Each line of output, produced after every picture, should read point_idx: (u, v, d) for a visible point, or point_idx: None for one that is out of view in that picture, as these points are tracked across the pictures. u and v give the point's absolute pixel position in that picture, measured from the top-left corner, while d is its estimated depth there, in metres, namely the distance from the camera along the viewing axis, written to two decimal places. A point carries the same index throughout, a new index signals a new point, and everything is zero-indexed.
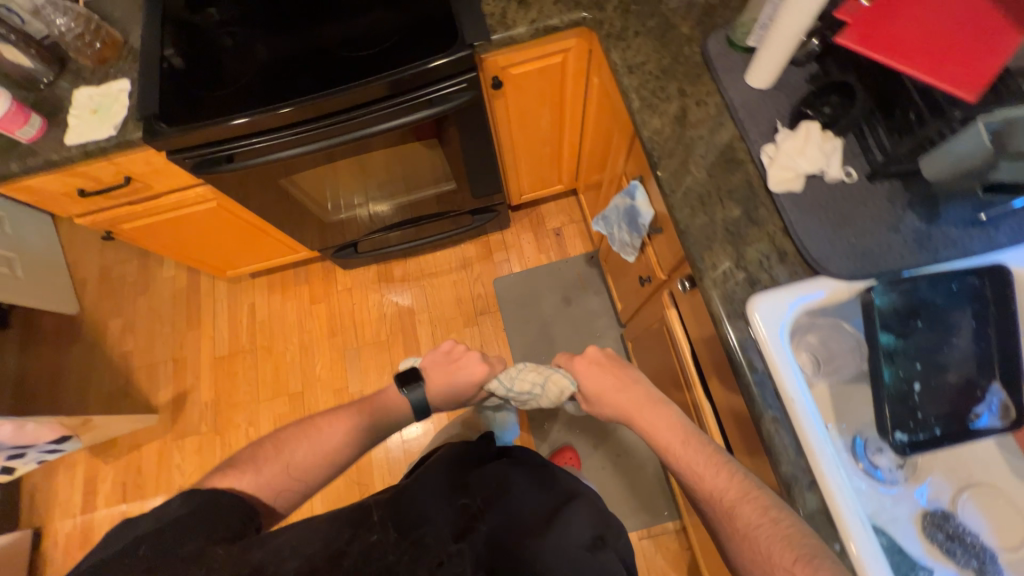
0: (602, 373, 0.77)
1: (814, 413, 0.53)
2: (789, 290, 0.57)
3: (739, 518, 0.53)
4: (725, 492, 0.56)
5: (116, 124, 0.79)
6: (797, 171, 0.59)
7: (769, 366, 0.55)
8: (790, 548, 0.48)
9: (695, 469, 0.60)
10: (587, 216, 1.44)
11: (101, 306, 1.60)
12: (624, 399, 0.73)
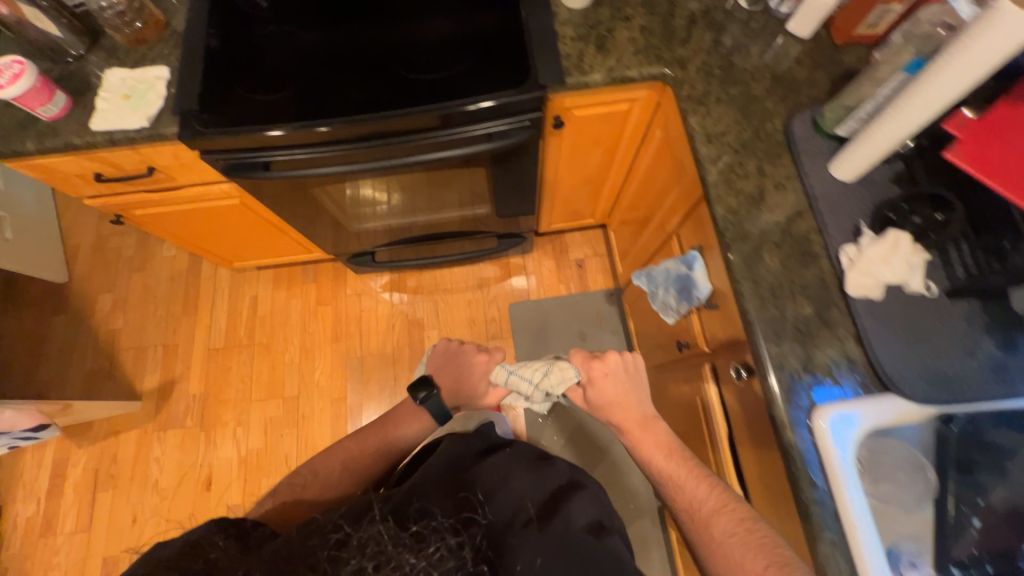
0: (614, 381, 0.73)
1: (874, 542, 0.51)
2: (858, 405, 0.54)
3: (716, 527, 0.57)
4: (706, 509, 0.59)
5: (150, 116, 0.73)
6: (877, 279, 0.58)
7: (832, 485, 0.53)
8: (761, 556, 0.53)
9: (677, 480, 0.63)
10: (614, 252, 1.41)
11: (92, 277, 1.51)
12: (622, 413, 0.71)
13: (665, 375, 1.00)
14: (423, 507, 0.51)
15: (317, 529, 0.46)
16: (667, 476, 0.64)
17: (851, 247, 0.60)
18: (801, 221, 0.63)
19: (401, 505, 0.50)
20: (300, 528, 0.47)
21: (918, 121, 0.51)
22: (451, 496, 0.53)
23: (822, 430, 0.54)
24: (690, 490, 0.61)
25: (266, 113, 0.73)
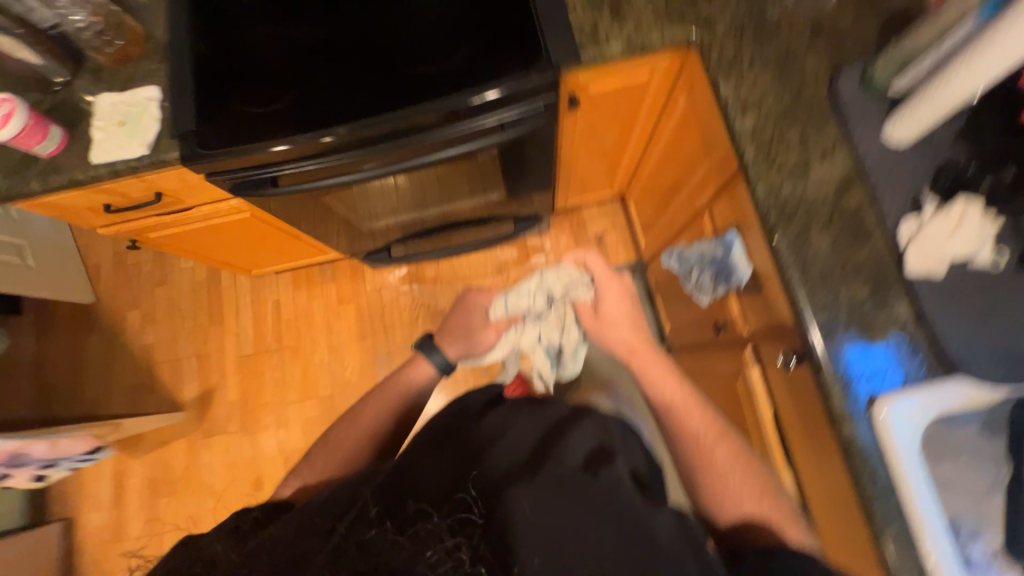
0: (615, 298, 0.80)
1: (942, 531, 0.50)
2: (924, 393, 0.52)
3: (715, 455, 0.63)
4: (705, 439, 0.65)
5: (149, 143, 0.70)
6: (943, 255, 0.54)
7: (896, 478, 0.51)
8: (753, 480, 0.61)
9: (675, 405, 0.70)
10: (634, 224, 1.35)
11: (117, 295, 1.53)
12: (625, 337, 0.78)
13: (700, 352, 0.97)
14: (420, 483, 0.51)
15: (317, 521, 0.46)
16: (672, 403, 0.70)
17: (908, 221, 0.55)
18: (850, 194, 0.58)
19: (399, 483, 0.51)
20: (305, 518, 0.47)
21: (994, 77, 0.45)
22: (446, 464, 0.54)
23: (884, 423, 0.51)
24: (694, 421, 0.67)
25: (264, 127, 0.69)
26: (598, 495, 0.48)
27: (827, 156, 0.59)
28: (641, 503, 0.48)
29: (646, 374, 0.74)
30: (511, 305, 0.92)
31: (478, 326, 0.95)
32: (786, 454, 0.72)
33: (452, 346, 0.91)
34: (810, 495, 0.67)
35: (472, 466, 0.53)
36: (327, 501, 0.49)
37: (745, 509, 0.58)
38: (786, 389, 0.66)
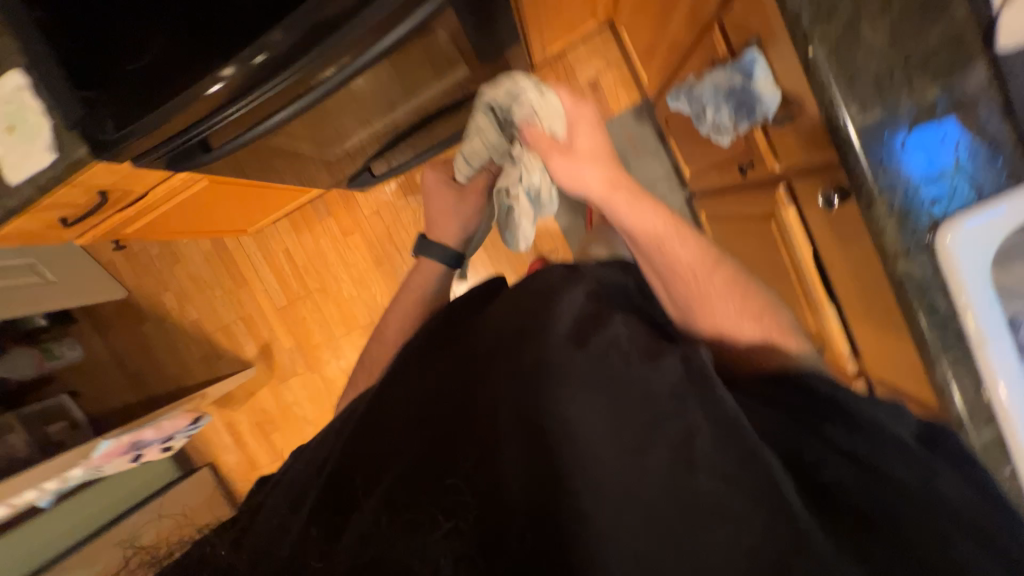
0: (585, 120, 0.58)
1: (1009, 348, 0.47)
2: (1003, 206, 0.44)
3: (705, 283, 0.56)
4: (699, 267, 0.57)
5: (51, 145, 0.61)
6: None
7: (960, 307, 0.47)
8: (745, 304, 0.57)
9: (658, 236, 0.57)
10: (631, 54, 1.12)
11: (144, 283, 1.58)
12: (597, 170, 0.56)
13: (728, 196, 0.88)
14: (385, 415, 0.48)
15: (309, 476, 0.47)
16: (652, 236, 0.56)
17: None
18: None
19: (372, 429, 0.47)
20: (303, 471, 0.49)
21: None
22: (419, 388, 0.49)
23: (949, 253, 0.45)
24: (677, 249, 0.57)
25: (160, 88, 0.57)
26: (595, 376, 0.43)
27: None
28: (630, 365, 0.45)
29: (615, 209, 0.57)
30: (475, 155, 0.65)
31: (455, 195, 0.73)
32: (833, 289, 0.67)
33: (444, 231, 0.75)
34: (859, 324, 0.65)
35: (442, 385, 0.48)
36: (316, 449, 0.51)
37: (750, 334, 0.56)
38: (832, 227, 0.58)
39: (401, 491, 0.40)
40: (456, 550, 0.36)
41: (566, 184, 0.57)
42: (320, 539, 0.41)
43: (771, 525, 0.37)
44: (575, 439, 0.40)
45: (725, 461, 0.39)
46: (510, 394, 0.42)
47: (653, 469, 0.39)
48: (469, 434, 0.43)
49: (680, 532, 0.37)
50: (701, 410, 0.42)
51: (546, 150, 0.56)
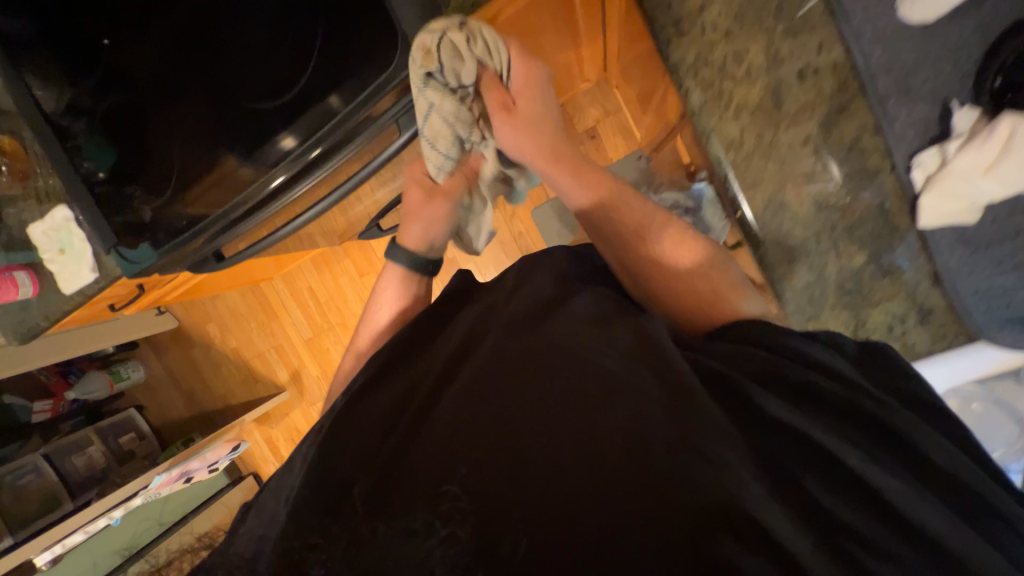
0: (531, 89, 0.69)
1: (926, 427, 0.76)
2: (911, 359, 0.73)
3: (653, 241, 0.63)
4: (651, 227, 0.64)
5: (92, 266, 0.74)
6: (948, 210, 0.71)
7: None
8: (690, 255, 0.62)
9: (614, 201, 0.66)
10: (628, 106, 1.12)
11: (190, 314, 1.76)
12: (543, 141, 0.68)
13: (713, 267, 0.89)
14: (360, 417, 0.51)
15: (287, 484, 0.50)
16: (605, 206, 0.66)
17: (933, 160, 0.71)
18: (845, 121, 0.71)
19: (342, 429, 0.50)
20: (284, 478, 0.51)
21: None
22: (393, 390, 0.53)
23: None
24: (630, 214, 0.65)
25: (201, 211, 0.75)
26: (545, 351, 0.47)
27: (811, 71, 0.70)
28: (590, 347, 0.47)
29: (561, 183, 0.68)
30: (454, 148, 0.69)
31: (428, 202, 0.73)
32: None
33: (410, 239, 0.74)
34: None
35: (420, 374, 0.54)
36: (293, 457, 0.53)
37: (702, 291, 0.60)
38: None
39: (390, 496, 0.43)
40: (453, 553, 0.39)
41: (511, 150, 0.69)
42: (297, 544, 0.43)
43: (719, 482, 0.37)
44: (539, 412, 0.43)
45: (674, 423, 0.40)
46: (480, 388, 0.46)
47: (604, 439, 0.41)
48: (429, 436, 0.46)
49: (628, 492, 0.39)
50: (653, 380, 0.44)
51: (494, 111, 0.68)
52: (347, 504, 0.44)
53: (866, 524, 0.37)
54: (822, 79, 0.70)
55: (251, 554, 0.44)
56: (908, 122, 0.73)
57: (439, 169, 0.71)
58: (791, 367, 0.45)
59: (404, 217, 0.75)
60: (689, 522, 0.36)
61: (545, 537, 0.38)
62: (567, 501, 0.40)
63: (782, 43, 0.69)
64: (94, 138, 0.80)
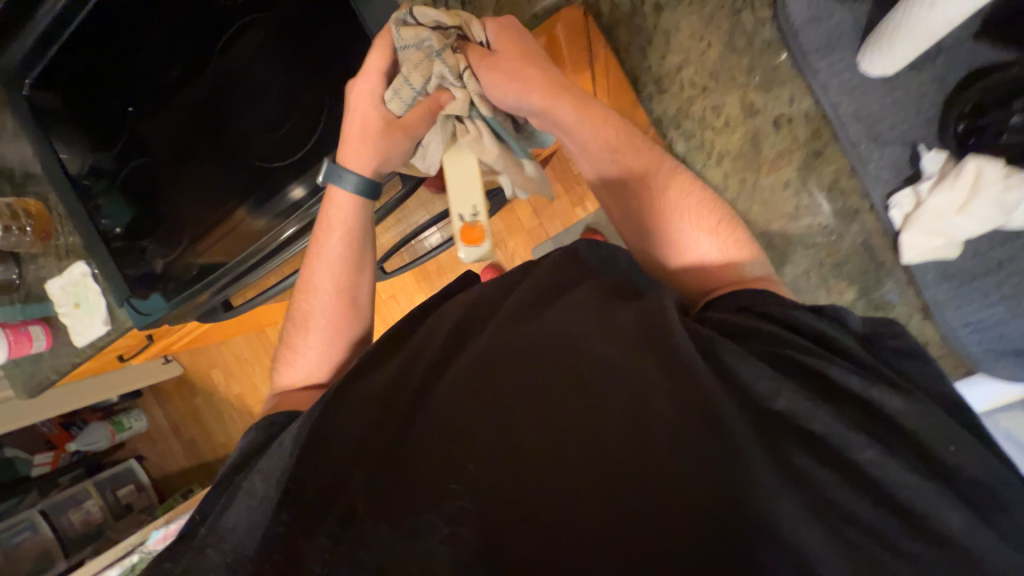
0: (516, 40, 0.67)
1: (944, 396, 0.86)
2: None
3: (678, 198, 0.65)
4: (653, 184, 0.66)
5: (105, 317, 0.76)
6: (928, 247, 0.87)
7: None
8: (718, 217, 0.65)
9: (631, 168, 0.67)
10: None
11: (196, 361, 1.75)
12: (537, 75, 0.65)
13: None
14: (351, 409, 0.51)
15: (273, 484, 0.50)
16: (612, 163, 0.68)
17: (907, 198, 0.89)
18: (815, 164, 0.95)
19: (331, 426, 0.50)
20: (268, 472, 0.51)
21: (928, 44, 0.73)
22: (383, 377, 0.54)
23: None
24: (632, 159, 0.67)
25: (212, 261, 0.80)
26: (548, 348, 0.49)
27: (783, 124, 0.93)
28: (593, 338, 0.49)
29: (565, 122, 0.67)
30: (419, 81, 0.64)
31: (381, 125, 0.68)
32: None
33: (360, 162, 0.69)
34: None
35: (410, 362, 0.54)
36: (276, 453, 0.53)
37: (712, 259, 0.63)
38: None
39: (394, 499, 0.44)
40: (456, 550, 0.41)
41: (500, 99, 0.66)
42: (290, 546, 0.44)
43: (724, 473, 0.38)
44: (546, 409, 0.45)
45: (678, 414, 0.42)
46: (486, 380, 0.48)
47: (610, 432, 0.42)
48: (426, 434, 0.47)
49: (635, 482, 0.40)
50: (656, 364, 0.45)
51: (478, 61, 0.66)
52: (347, 505, 0.45)
53: (899, 510, 0.37)
54: (794, 131, 0.93)
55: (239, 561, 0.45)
56: (882, 166, 0.90)
57: (394, 98, 0.66)
58: (793, 339, 0.47)
59: (353, 136, 0.69)
60: (695, 512, 0.38)
61: (551, 532, 0.40)
62: (574, 497, 0.41)
63: (749, 96, 0.92)
64: (111, 199, 0.82)
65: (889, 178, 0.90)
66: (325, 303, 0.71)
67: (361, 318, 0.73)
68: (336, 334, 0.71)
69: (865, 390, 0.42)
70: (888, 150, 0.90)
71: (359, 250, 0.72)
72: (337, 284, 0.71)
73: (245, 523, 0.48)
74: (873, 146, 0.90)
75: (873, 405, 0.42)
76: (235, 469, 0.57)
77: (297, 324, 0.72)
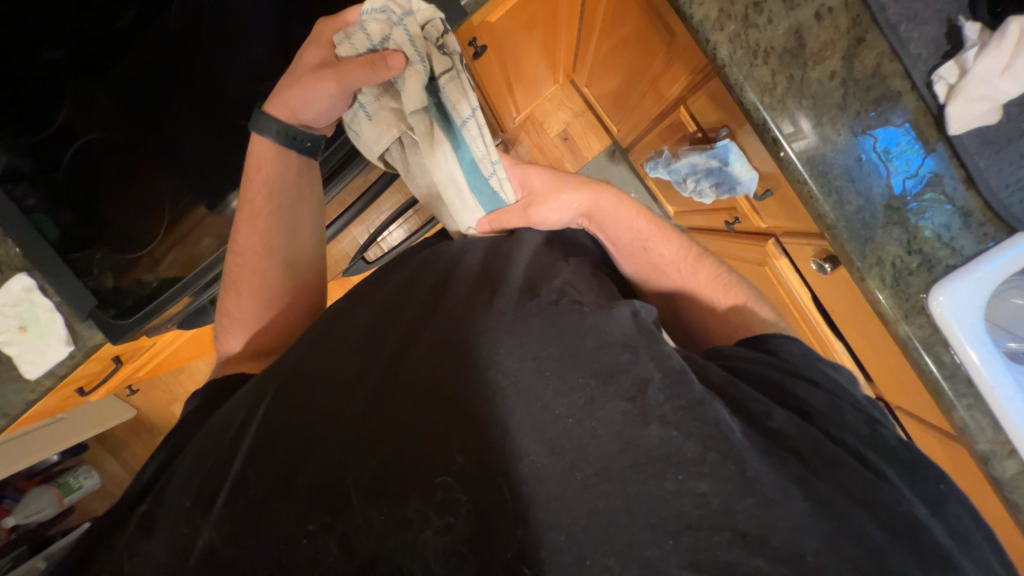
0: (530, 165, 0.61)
1: (999, 381, 0.48)
2: (981, 279, 0.46)
3: (699, 271, 0.59)
4: (683, 263, 0.59)
5: (64, 336, 0.64)
6: (996, 100, 0.42)
7: (957, 345, 0.48)
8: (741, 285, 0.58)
9: (648, 246, 0.59)
10: (593, 102, 1.10)
11: (152, 397, 1.53)
12: (577, 190, 0.60)
13: (725, 234, 0.85)
14: (320, 387, 0.43)
15: (219, 462, 0.40)
16: (639, 235, 0.59)
17: (949, 66, 0.43)
18: (863, 56, 0.45)
19: (296, 402, 0.42)
20: (225, 435, 0.42)
21: None
22: (351, 341, 0.47)
23: (944, 314, 0.47)
24: (662, 246, 0.60)
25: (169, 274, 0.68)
26: (547, 320, 0.43)
27: (826, 13, 0.45)
28: (585, 312, 0.44)
29: (604, 219, 0.60)
30: (376, 33, 0.50)
31: (313, 70, 0.53)
32: (835, 327, 0.69)
33: (280, 100, 0.54)
34: (868, 361, 0.67)
35: (385, 326, 0.47)
36: (227, 418, 0.44)
37: None
38: (828, 286, 0.62)
39: (382, 484, 0.37)
40: (449, 542, 0.34)
41: (552, 224, 0.59)
42: (246, 529, 0.36)
43: (717, 472, 0.36)
44: (528, 394, 0.39)
45: (671, 406, 0.38)
46: (468, 339, 0.43)
47: (605, 421, 0.38)
48: (410, 396, 0.40)
49: (642, 455, 0.37)
50: (651, 360, 0.41)
51: (524, 209, 0.58)
52: (330, 493, 0.37)
53: None
54: (836, 22, 0.45)
55: (186, 531, 0.37)
56: (921, 42, 0.44)
57: (342, 39, 0.51)
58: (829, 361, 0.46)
59: (285, 73, 0.55)
60: (685, 512, 0.35)
61: (542, 508, 0.35)
62: (559, 499, 0.36)
63: None
64: (50, 211, 0.63)
65: (927, 56, 0.44)
66: (254, 260, 0.57)
67: (313, 282, 0.62)
68: (280, 299, 0.59)
69: (857, 228, 0.48)
70: (923, 30, 0.44)
71: (292, 204, 0.59)
72: (270, 241, 0.58)
73: (194, 491, 0.39)
74: (909, 24, 0.44)
75: (869, 247, 0.48)
76: (168, 450, 0.46)
77: (225, 289, 0.59)
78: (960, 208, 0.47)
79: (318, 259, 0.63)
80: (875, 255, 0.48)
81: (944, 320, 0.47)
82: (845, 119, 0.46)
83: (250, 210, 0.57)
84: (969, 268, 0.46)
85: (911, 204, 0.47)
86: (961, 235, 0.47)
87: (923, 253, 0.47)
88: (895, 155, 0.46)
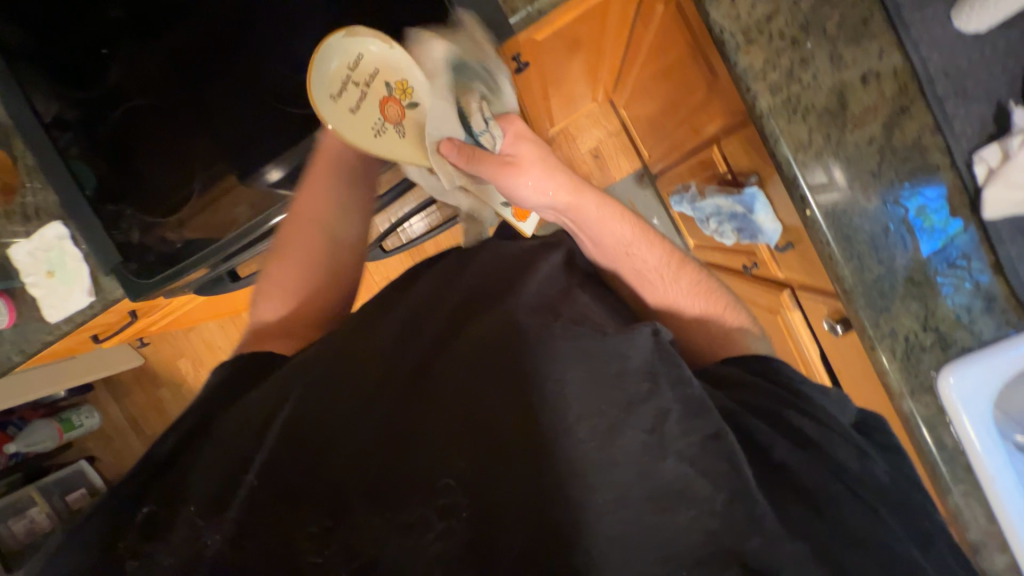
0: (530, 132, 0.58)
1: (1000, 473, 0.47)
2: (996, 366, 0.46)
3: (682, 278, 0.58)
4: (666, 271, 0.58)
5: (87, 286, 0.67)
6: None
7: (962, 430, 0.47)
8: (735, 309, 0.57)
9: (629, 252, 0.58)
10: (630, 125, 1.10)
11: (160, 349, 1.58)
12: (562, 175, 0.59)
13: (742, 276, 0.84)
14: (337, 378, 0.43)
15: (227, 437, 0.40)
16: (624, 241, 0.58)
17: (991, 148, 0.43)
18: (905, 125, 0.45)
19: (310, 388, 0.43)
20: (236, 419, 0.42)
21: None
22: (371, 337, 0.48)
23: (952, 396, 0.47)
24: (647, 253, 0.59)
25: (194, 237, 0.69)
26: (564, 339, 0.43)
27: (873, 77, 0.45)
28: (608, 336, 0.44)
29: (586, 214, 0.59)
30: None
31: None
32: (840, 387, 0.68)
33: None
34: None
35: (409, 330, 0.48)
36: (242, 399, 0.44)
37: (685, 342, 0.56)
38: (837, 347, 0.61)
39: (386, 487, 0.37)
40: (447, 547, 0.35)
41: (523, 198, 0.58)
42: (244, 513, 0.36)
43: (702, 512, 0.36)
44: (552, 415, 0.39)
45: (688, 442, 0.38)
46: (481, 350, 0.43)
47: (624, 449, 0.38)
48: (429, 402, 0.41)
49: (654, 491, 0.37)
50: (671, 390, 0.41)
51: (497, 171, 0.55)
52: (331, 489, 0.38)
53: None
54: (882, 87, 0.45)
55: (194, 529, 0.36)
56: (965, 123, 0.44)
57: None
58: None
59: None
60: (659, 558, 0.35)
61: (546, 527, 0.36)
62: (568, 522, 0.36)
63: (842, 49, 0.45)
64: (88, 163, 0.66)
65: (970, 135, 0.44)
66: (308, 232, 0.59)
67: (353, 260, 0.63)
68: (319, 270, 0.61)
69: (879, 293, 0.47)
70: (969, 109, 0.44)
71: (350, 177, 0.60)
72: (326, 211, 0.59)
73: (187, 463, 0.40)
74: (957, 101, 0.44)
75: (886, 317, 0.47)
76: None
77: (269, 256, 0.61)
78: (985, 290, 0.46)
79: (363, 238, 0.64)
80: (886, 322, 0.47)
81: (951, 402, 0.47)
82: (877, 186, 0.45)
83: (312, 178, 0.58)
84: (986, 352, 0.45)
85: (935, 279, 0.46)
86: (982, 318, 0.46)
87: (943, 331, 0.47)
88: (932, 215, 0.45)
